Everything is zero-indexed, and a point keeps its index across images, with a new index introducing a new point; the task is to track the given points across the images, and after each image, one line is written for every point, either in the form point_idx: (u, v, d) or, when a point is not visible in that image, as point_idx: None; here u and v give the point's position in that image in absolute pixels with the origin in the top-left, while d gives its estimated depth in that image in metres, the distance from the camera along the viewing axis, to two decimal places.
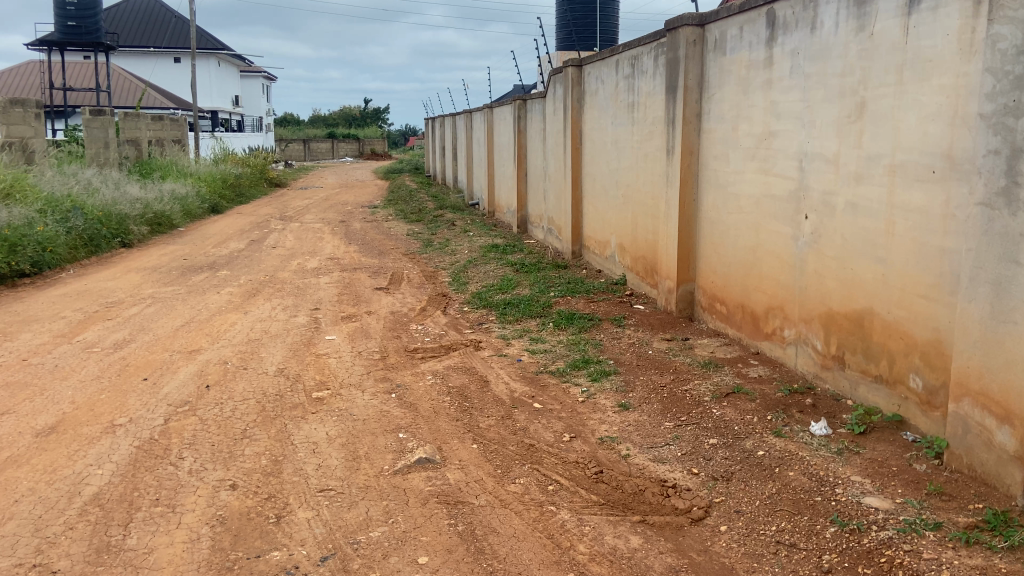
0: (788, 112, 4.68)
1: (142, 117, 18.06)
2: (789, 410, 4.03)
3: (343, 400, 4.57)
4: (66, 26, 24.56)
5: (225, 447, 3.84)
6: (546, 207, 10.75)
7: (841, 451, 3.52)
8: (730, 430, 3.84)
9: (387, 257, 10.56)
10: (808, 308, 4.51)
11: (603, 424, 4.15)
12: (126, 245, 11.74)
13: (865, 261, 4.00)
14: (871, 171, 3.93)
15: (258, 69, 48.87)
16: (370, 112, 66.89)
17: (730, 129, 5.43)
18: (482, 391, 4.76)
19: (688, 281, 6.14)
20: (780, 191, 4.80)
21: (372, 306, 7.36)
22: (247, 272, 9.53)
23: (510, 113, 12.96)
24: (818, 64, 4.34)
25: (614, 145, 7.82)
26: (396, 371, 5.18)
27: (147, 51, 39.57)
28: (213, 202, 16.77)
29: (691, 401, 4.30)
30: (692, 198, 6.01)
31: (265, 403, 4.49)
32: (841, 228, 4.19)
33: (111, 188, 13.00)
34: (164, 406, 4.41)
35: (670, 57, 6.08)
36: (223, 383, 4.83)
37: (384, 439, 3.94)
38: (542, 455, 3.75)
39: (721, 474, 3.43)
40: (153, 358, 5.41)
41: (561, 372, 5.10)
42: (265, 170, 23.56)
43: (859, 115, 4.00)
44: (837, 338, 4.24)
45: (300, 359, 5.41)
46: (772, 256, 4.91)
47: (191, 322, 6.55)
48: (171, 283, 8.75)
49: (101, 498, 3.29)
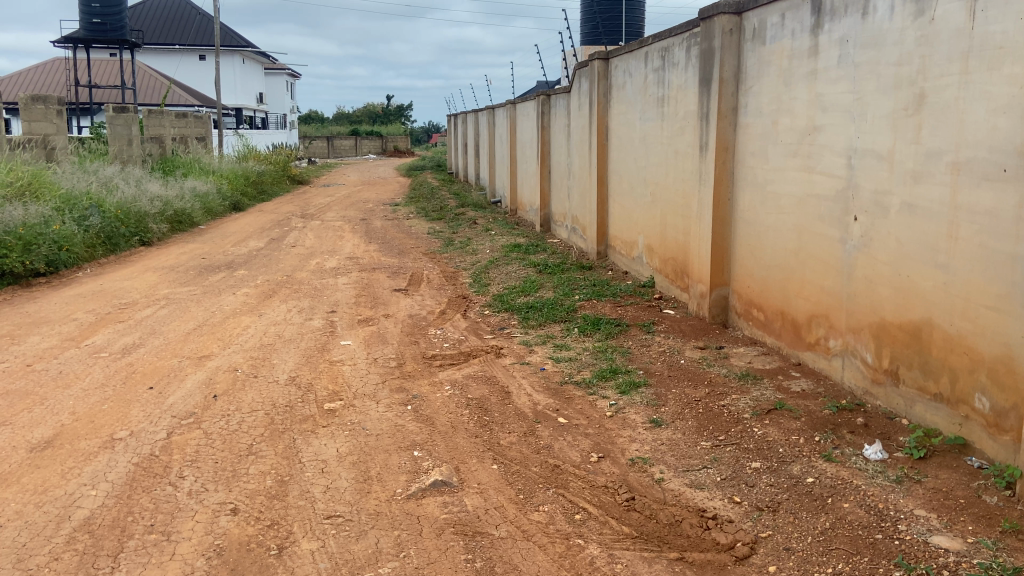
0: (835, 105, 4.34)
1: (165, 113, 17.96)
2: (838, 430, 3.70)
3: (356, 413, 4.30)
4: (91, 23, 24.62)
5: (228, 465, 3.58)
6: (570, 205, 10.44)
7: (899, 479, 3.17)
8: (774, 452, 3.51)
9: (407, 256, 10.31)
10: (857, 317, 4.17)
11: (634, 443, 3.84)
12: (145, 243, 11.61)
13: (923, 267, 3.65)
14: (931, 169, 3.57)
15: (282, 66, 49.05)
16: (393, 109, 66.91)
17: (769, 124, 5.09)
18: (503, 403, 4.47)
19: (722, 285, 5.80)
20: (826, 190, 4.46)
21: (390, 308, 7.10)
22: (264, 271, 9.32)
23: (534, 109, 12.65)
24: (870, 53, 4.00)
25: (642, 141, 7.49)
26: (413, 381, 4.91)
27: (172, 48, 39.70)
28: (234, 200, 16.63)
29: (729, 418, 3.98)
30: (727, 197, 5.67)
31: (273, 416, 4.23)
32: (896, 231, 3.84)
33: (130, 185, 12.87)
34: (167, 418, 4.17)
35: (704, 48, 5.75)
36: (232, 393, 4.58)
37: (397, 458, 3.66)
38: (568, 479, 3.45)
39: (766, 504, 3.10)
40: (161, 364, 5.19)
41: (586, 383, 4.79)
42: (287, 167, 23.47)
43: (917, 107, 3.65)
44: (890, 350, 3.90)
45: (313, 366, 5.16)
46: (816, 260, 4.57)
47: (203, 325, 6.33)
48: (187, 283, 8.56)
49: (91, 524, 3.06)
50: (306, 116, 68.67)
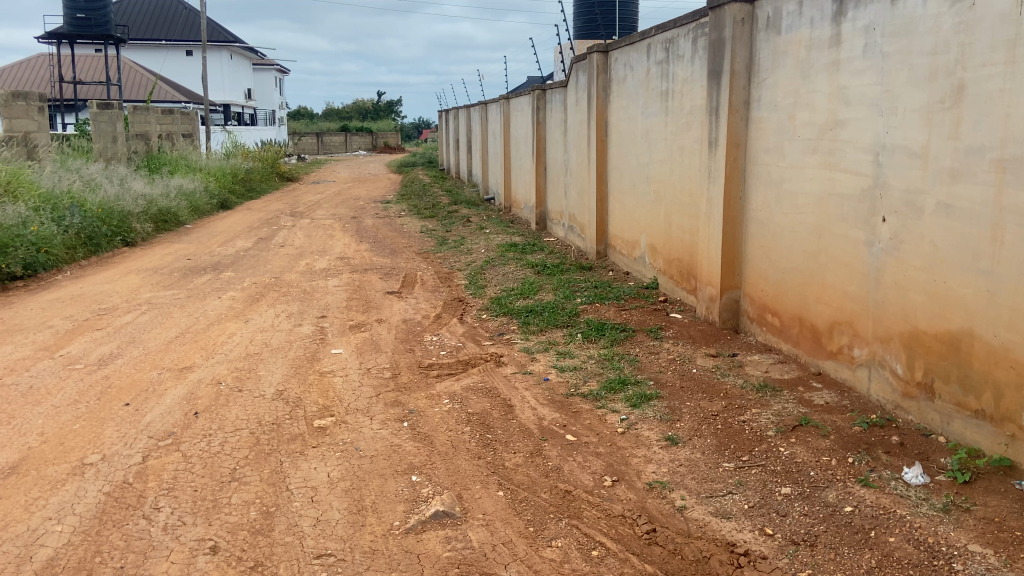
0: (860, 97, 4.05)
1: (151, 110, 17.55)
2: (872, 451, 3.41)
3: (348, 431, 3.99)
4: (74, 18, 24.15)
5: (208, 494, 3.28)
6: (567, 203, 10.15)
7: (946, 507, 2.88)
8: (805, 476, 3.23)
9: (400, 256, 9.98)
10: (885, 326, 3.89)
11: (650, 464, 3.55)
12: (129, 243, 11.24)
13: (963, 273, 3.37)
14: (972, 166, 3.29)
15: (271, 62, 48.53)
16: (383, 105, 66.37)
17: (785, 118, 4.80)
18: (506, 419, 4.17)
19: (733, 288, 5.52)
20: (850, 189, 4.18)
21: (383, 312, 6.79)
22: (251, 273, 8.97)
23: (529, 104, 12.34)
24: (900, 42, 3.71)
25: (645, 137, 7.19)
26: (409, 394, 4.59)
27: (158, 43, 39.05)
28: (222, 198, 16.24)
29: (752, 436, 3.69)
30: (738, 196, 5.39)
31: (258, 435, 3.91)
32: (931, 233, 3.56)
33: (114, 184, 12.47)
34: (143, 439, 3.86)
35: (713, 39, 5.46)
36: (214, 409, 4.26)
37: (394, 484, 3.35)
38: (581, 507, 3.15)
39: (802, 537, 2.82)
40: (139, 377, 4.86)
41: (594, 395, 4.48)
42: (276, 163, 23.08)
43: (956, 99, 3.36)
44: (923, 362, 3.62)
45: (302, 378, 4.84)
46: (839, 263, 4.29)
47: (185, 333, 6.00)
48: (171, 287, 8.21)
49: (54, 567, 2.76)
50: (296, 112, 68.04)
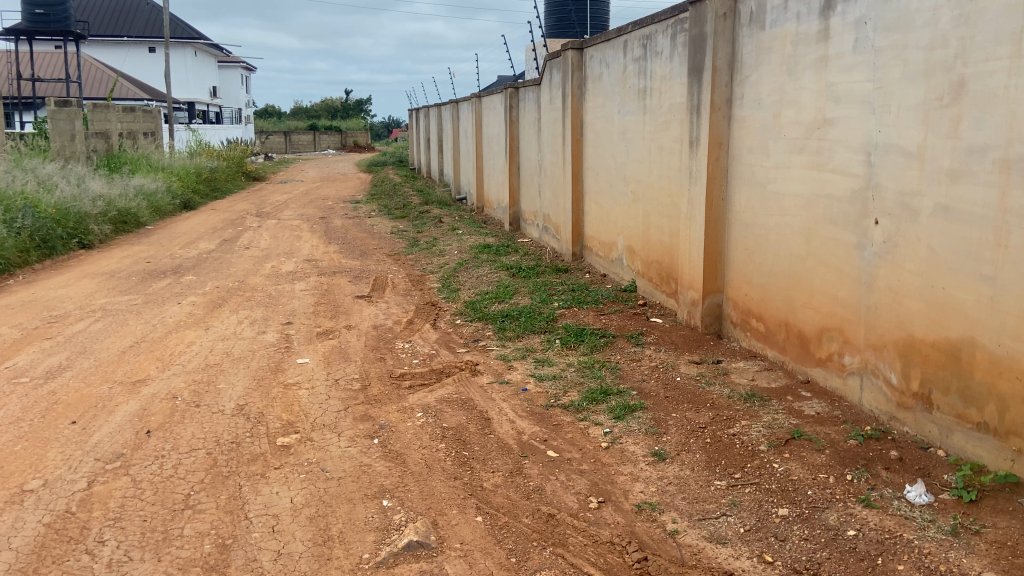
0: (850, 94, 3.88)
1: (111, 107, 16.98)
2: (871, 467, 3.24)
3: (314, 449, 3.74)
4: (33, 14, 23.29)
5: (158, 525, 3.01)
6: (541, 203, 9.93)
7: (955, 530, 2.72)
8: (802, 496, 3.04)
9: (369, 258, 9.69)
10: (879, 334, 3.72)
11: (637, 482, 3.34)
12: (85, 246, 10.80)
13: (963, 279, 3.21)
14: (974, 166, 3.12)
15: (237, 60, 47.75)
16: (353, 103, 65.70)
17: (770, 116, 4.62)
18: (483, 434, 3.93)
19: (715, 292, 5.34)
20: (840, 190, 4.01)
21: (353, 318, 6.51)
22: (214, 277, 8.62)
23: (501, 102, 12.11)
24: (893, 36, 3.54)
25: (621, 135, 7.00)
26: (379, 407, 4.34)
27: (120, 40, 38.07)
28: (185, 198, 15.77)
29: (743, 451, 3.50)
30: (720, 196, 5.21)
31: (215, 456, 3.64)
32: (928, 237, 3.39)
33: (71, 184, 11.99)
34: (89, 463, 3.57)
35: (694, 34, 5.28)
36: (168, 427, 3.98)
37: (363, 510, 3.11)
38: (566, 532, 2.94)
39: (804, 565, 2.63)
40: (88, 392, 4.54)
41: (576, 407, 4.26)
42: (242, 163, 22.56)
43: (956, 96, 3.20)
44: (920, 372, 3.46)
45: (265, 392, 4.54)
46: (828, 267, 4.12)
47: (141, 342, 5.67)
48: (128, 292, 7.84)
49: None
50: (263, 111, 67.09)
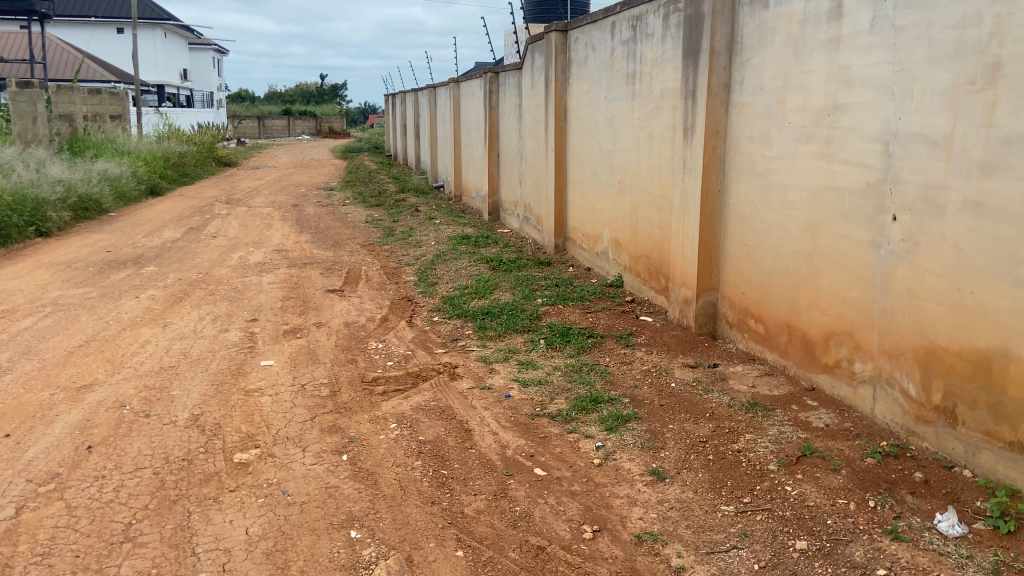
0: (866, 78, 3.55)
1: (74, 88, 16.27)
2: (895, 491, 2.93)
3: (275, 467, 3.36)
4: None
5: (92, 563, 2.62)
6: (521, 192, 9.56)
7: (996, 569, 2.42)
8: (821, 526, 2.73)
9: (342, 249, 9.27)
10: (895, 340, 3.42)
11: (635, 507, 3.01)
12: (43, 234, 10.25)
13: (995, 282, 2.90)
14: (1010, 157, 2.81)
15: (209, 43, 46.71)
16: (329, 88, 64.74)
17: (773, 102, 4.29)
18: (463, 448, 3.58)
19: (710, 290, 5.02)
20: (852, 182, 3.68)
21: (323, 315, 6.09)
22: (177, 268, 8.16)
23: (480, 88, 11.71)
24: (917, 13, 3.21)
25: (608, 122, 6.64)
26: (349, 417, 3.96)
27: (87, 20, 36.95)
28: (152, 184, 15.17)
29: (750, 471, 3.18)
30: (716, 188, 4.88)
31: (163, 477, 3.24)
32: (955, 234, 3.08)
33: (28, 168, 11.39)
34: (19, 485, 3.16)
35: (691, 14, 4.92)
36: (112, 442, 3.58)
37: (328, 543, 2.74)
38: (558, 570, 2.60)
39: None
40: (27, 400, 4.11)
41: (564, 417, 3.92)
42: (212, 148, 21.88)
43: (991, 79, 2.87)
44: (942, 383, 3.15)
45: (223, 399, 4.14)
46: (838, 266, 3.80)
47: (91, 342, 5.23)
48: (83, 284, 7.35)
49: None
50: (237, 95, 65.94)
